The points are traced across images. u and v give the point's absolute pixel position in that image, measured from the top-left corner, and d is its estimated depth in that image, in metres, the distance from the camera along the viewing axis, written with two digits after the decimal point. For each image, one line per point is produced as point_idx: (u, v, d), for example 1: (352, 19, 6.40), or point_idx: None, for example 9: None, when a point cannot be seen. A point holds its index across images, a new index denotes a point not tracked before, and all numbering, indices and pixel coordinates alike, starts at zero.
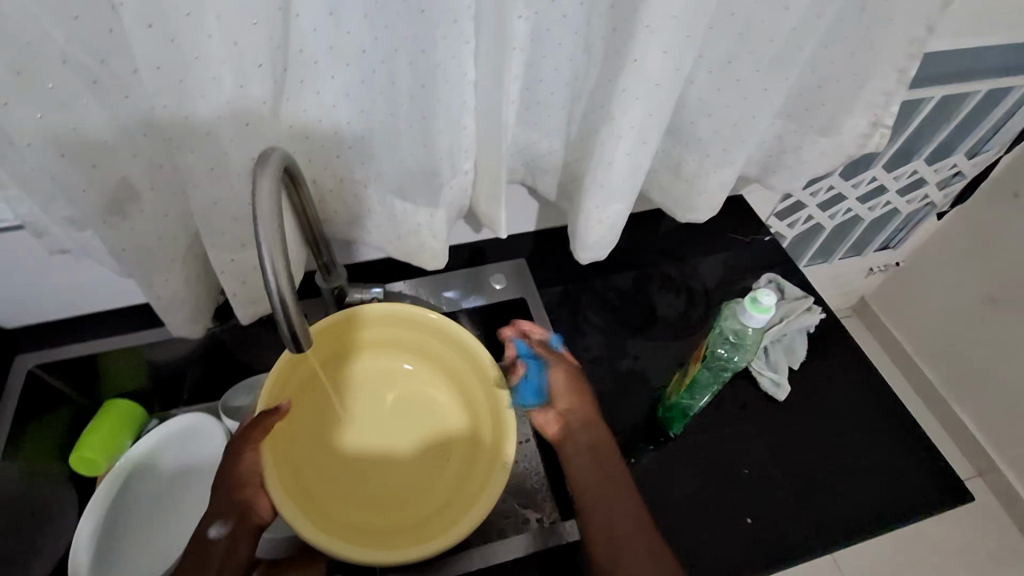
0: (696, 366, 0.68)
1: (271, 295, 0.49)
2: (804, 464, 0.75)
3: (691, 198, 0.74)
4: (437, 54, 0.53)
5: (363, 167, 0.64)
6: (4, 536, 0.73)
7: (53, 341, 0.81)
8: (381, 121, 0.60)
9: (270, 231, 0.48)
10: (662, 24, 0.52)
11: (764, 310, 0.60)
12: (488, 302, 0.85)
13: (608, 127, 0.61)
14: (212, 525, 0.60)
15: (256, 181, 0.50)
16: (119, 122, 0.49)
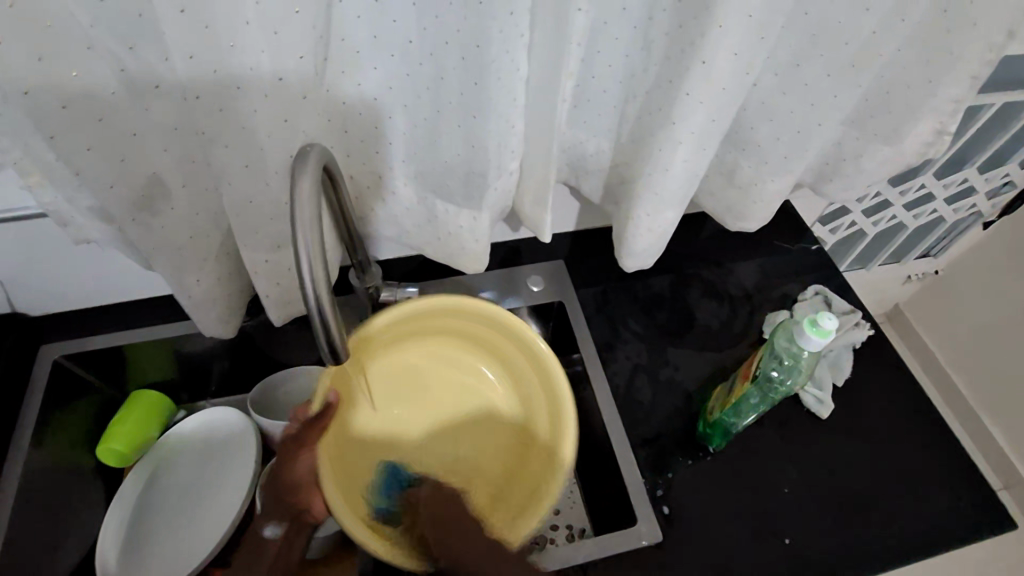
0: (744, 385, 0.64)
1: (310, 305, 0.47)
2: (846, 483, 0.70)
3: (748, 206, 0.70)
4: (491, 50, 0.48)
5: (405, 164, 0.61)
6: (29, 529, 0.72)
7: (84, 331, 0.81)
8: (426, 118, 0.56)
9: (309, 231, 0.45)
10: (736, 23, 0.48)
11: (824, 334, 0.56)
12: (524, 304, 0.83)
13: (667, 132, 0.57)
14: (267, 525, 0.61)
15: (295, 180, 0.47)
16: (150, 113, 0.46)
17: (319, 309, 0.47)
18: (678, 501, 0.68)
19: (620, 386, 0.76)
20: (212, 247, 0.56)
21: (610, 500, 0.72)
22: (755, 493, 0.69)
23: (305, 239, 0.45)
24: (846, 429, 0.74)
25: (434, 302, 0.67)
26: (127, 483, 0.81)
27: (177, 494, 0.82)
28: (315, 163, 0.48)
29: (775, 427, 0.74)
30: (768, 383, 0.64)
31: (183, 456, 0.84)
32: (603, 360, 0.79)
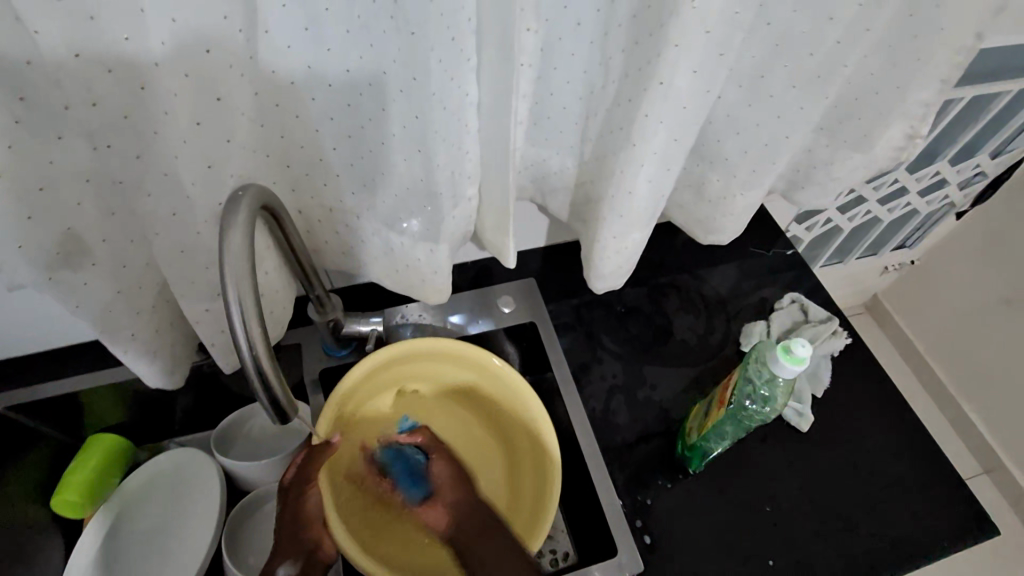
0: (719, 414, 0.62)
1: (246, 363, 0.43)
2: (832, 500, 0.69)
3: (718, 220, 0.68)
4: (431, 84, 0.46)
5: (355, 196, 0.57)
6: None
7: (36, 377, 0.79)
8: (372, 150, 0.53)
9: (241, 284, 0.42)
10: (693, 40, 0.46)
11: (797, 361, 0.54)
12: (497, 326, 0.79)
13: (627, 153, 0.54)
14: (281, 566, 0.52)
15: (224, 228, 0.43)
16: (60, 165, 0.41)
17: (256, 369, 0.44)
18: (659, 530, 0.66)
19: (596, 409, 0.74)
20: (146, 297, 0.52)
21: (590, 528, 0.70)
22: (739, 515, 0.67)
23: (241, 299, 0.42)
24: (826, 442, 0.73)
25: (375, 358, 0.66)
26: (85, 533, 0.76)
27: (143, 543, 0.78)
28: (247, 210, 0.45)
29: (756, 444, 0.72)
30: (745, 408, 0.61)
31: (149, 501, 0.81)
32: (579, 381, 0.76)
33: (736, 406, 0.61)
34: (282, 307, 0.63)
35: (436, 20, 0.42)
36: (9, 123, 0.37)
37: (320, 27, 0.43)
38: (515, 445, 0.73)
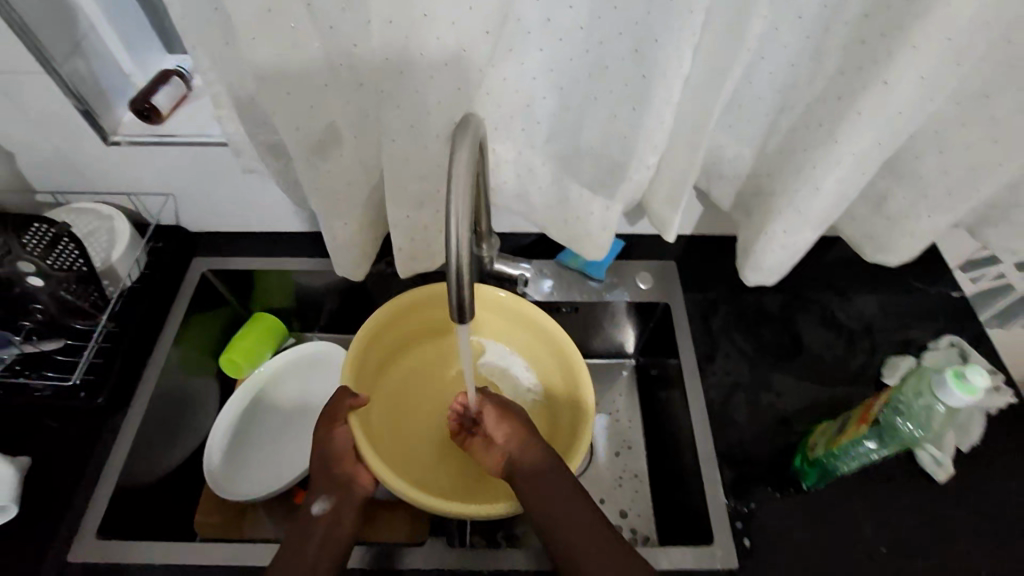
0: (862, 428, 0.63)
1: (451, 262, 0.50)
2: (955, 556, 0.64)
3: (894, 240, 0.66)
4: (665, 48, 0.49)
5: (545, 142, 0.62)
6: (166, 416, 0.82)
7: (227, 252, 0.90)
8: (575, 104, 0.58)
9: (463, 196, 0.48)
10: (934, 46, 0.46)
11: (970, 389, 0.56)
12: (631, 300, 0.83)
13: (828, 149, 0.54)
14: (315, 501, 0.60)
15: (454, 151, 0.50)
16: (332, 65, 0.51)
17: (458, 267, 0.50)
18: (759, 533, 0.66)
19: (714, 403, 0.74)
20: (362, 194, 0.61)
21: (685, 514, 0.73)
22: (845, 541, 0.65)
23: (458, 204, 0.48)
24: (959, 498, 0.68)
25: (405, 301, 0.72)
26: (237, 394, 0.88)
27: (281, 416, 0.90)
28: (474, 132, 0.51)
29: (876, 479, 0.69)
30: (890, 430, 0.63)
31: (285, 382, 0.92)
32: (701, 370, 0.77)
33: (882, 424, 0.63)
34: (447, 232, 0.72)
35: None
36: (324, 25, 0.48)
37: None
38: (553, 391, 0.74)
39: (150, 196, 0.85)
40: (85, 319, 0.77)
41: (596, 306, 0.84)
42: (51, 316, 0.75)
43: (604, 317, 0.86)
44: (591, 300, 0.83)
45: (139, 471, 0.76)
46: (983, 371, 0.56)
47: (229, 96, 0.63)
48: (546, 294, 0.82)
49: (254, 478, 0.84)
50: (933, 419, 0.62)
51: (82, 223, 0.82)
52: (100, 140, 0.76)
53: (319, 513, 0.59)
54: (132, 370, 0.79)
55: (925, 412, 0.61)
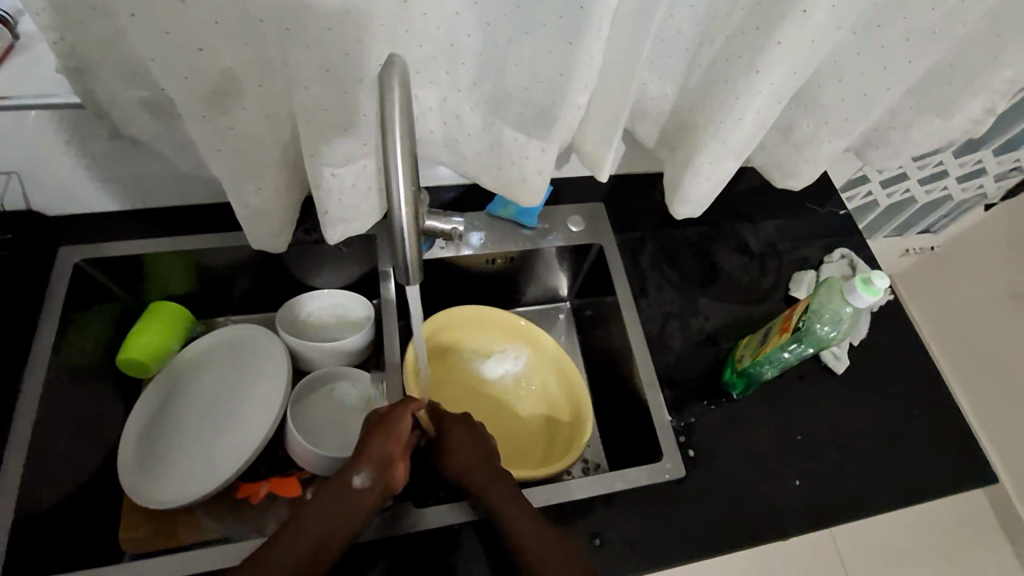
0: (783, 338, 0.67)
1: (397, 218, 0.46)
2: (855, 432, 0.74)
3: (796, 164, 0.72)
4: None
5: (474, 84, 0.58)
6: (65, 427, 0.72)
7: (104, 236, 0.77)
8: (503, 40, 0.54)
9: (404, 142, 0.44)
10: None
11: (873, 292, 0.61)
12: (565, 243, 0.83)
13: (746, 80, 0.57)
14: (358, 474, 0.60)
15: (383, 92, 0.44)
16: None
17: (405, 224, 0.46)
18: (701, 443, 0.71)
19: (651, 333, 0.79)
20: (278, 154, 0.54)
21: (634, 437, 0.78)
22: (770, 438, 0.72)
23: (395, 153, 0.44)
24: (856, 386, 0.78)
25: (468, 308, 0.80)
26: (145, 394, 0.79)
27: (199, 410, 0.80)
28: (403, 74, 0.45)
29: (791, 380, 0.76)
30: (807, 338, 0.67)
31: (200, 376, 0.82)
32: (638, 304, 0.81)
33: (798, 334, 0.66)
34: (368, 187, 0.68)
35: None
36: None
37: None
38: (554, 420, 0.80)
39: None
40: None
41: (535, 253, 0.84)
42: None
43: (542, 264, 0.86)
44: (529, 247, 0.83)
45: (40, 496, 0.67)
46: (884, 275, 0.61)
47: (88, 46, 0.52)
48: (477, 247, 0.81)
49: (175, 480, 0.75)
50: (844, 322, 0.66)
51: None
52: None
53: (354, 491, 0.60)
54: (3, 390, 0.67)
55: (835, 315, 0.65)
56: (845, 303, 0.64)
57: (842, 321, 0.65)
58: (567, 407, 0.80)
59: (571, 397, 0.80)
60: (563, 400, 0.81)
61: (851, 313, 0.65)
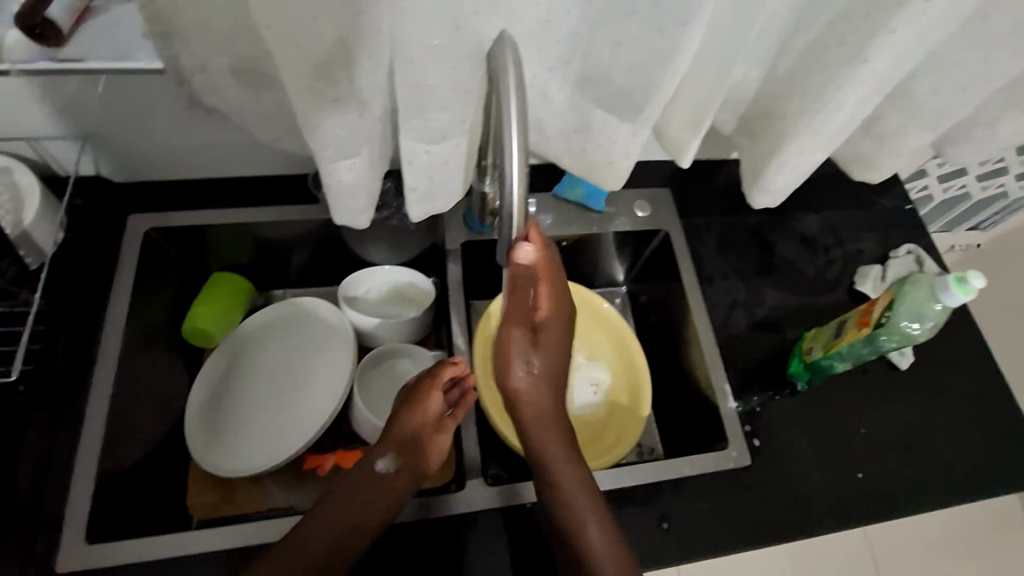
0: (864, 331, 0.67)
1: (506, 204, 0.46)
2: (919, 429, 0.74)
3: (879, 157, 0.72)
4: None
5: (569, 59, 0.57)
6: (137, 395, 0.73)
7: (173, 205, 0.77)
8: (602, 19, 0.52)
9: (516, 124, 0.44)
10: None
11: (968, 291, 0.61)
12: (633, 228, 0.83)
13: (851, 69, 0.55)
14: (381, 458, 0.62)
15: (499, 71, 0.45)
16: None
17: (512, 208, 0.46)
18: (765, 433, 0.72)
19: (716, 322, 0.78)
20: (375, 130, 0.54)
21: (693, 424, 0.78)
22: (834, 431, 0.73)
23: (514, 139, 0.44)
24: (920, 383, 0.77)
25: None
26: (208, 363, 0.80)
27: (261, 379, 0.81)
28: (511, 54, 0.45)
29: (855, 374, 0.77)
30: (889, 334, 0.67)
31: (262, 346, 0.83)
32: (703, 292, 0.80)
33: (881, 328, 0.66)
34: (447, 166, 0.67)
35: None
36: None
37: None
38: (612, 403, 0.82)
39: (63, 140, 0.69)
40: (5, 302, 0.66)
41: (601, 236, 0.83)
42: None
43: (604, 248, 0.86)
44: (597, 230, 0.82)
45: (121, 459, 0.69)
46: (981, 274, 0.61)
47: (191, 13, 0.52)
48: (547, 226, 0.81)
49: (239, 445, 0.76)
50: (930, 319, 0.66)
51: None
52: None
53: (378, 474, 0.61)
54: (81, 355, 0.69)
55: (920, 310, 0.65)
56: (933, 299, 0.64)
57: (928, 317, 0.65)
58: (624, 389, 0.82)
59: (632, 381, 0.82)
60: (623, 384, 0.83)
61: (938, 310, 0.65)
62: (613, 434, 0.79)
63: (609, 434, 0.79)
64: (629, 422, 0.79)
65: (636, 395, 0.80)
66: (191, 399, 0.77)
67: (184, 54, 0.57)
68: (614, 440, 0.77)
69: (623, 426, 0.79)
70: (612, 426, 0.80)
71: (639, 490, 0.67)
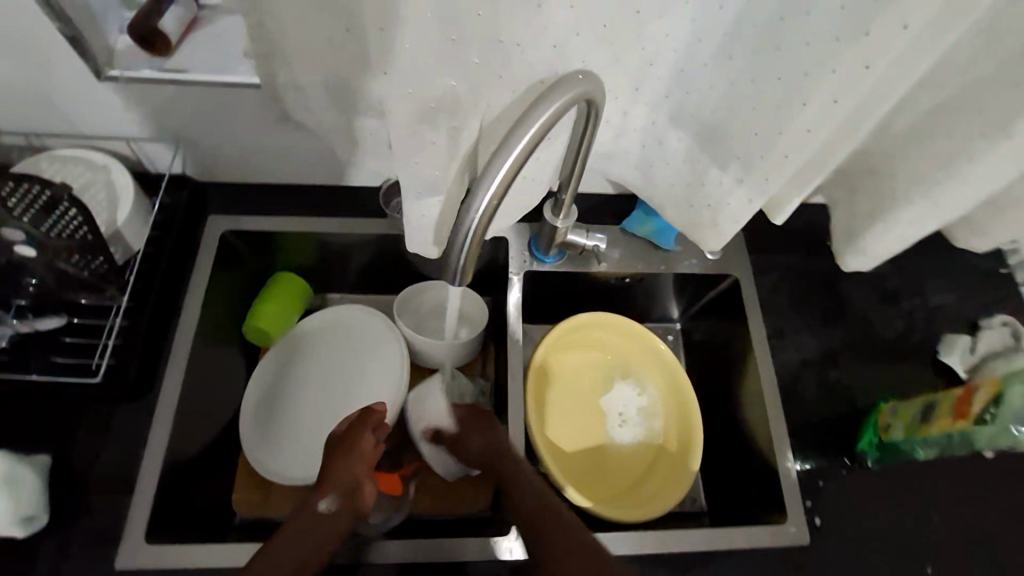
0: (953, 425, 0.63)
1: (466, 219, 0.47)
2: (1002, 526, 0.69)
3: (988, 224, 0.68)
4: (861, 41, 0.44)
5: (690, 119, 0.60)
6: (204, 394, 0.75)
7: (250, 208, 0.79)
8: (729, 85, 0.55)
9: (513, 153, 0.45)
10: None
11: None
12: (700, 272, 0.80)
13: (988, 144, 0.53)
14: (323, 499, 0.60)
15: (544, 102, 0.47)
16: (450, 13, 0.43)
17: (472, 224, 0.47)
18: (829, 511, 0.69)
19: (784, 381, 0.75)
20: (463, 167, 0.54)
21: (747, 486, 0.76)
22: (906, 517, 0.69)
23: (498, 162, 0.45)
24: (1007, 474, 0.72)
25: (596, 316, 0.82)
26: (266, 364, 0.81)
27: (312, 386, 0.82)
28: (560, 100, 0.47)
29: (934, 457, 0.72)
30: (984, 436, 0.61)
31: (308, 355, 0.83)
32: (771, 346, 0.77)
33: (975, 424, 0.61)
34: (528, 196, 0.64)
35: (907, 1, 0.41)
36: None
37: None
38: (660, 451, 0.80)
39: (157, 142, 0.71)
40: (90, 293, 0.66)
41: (664, 277, 0.81)
42: (47, 288, 0.64)
43: (667, 288, 0.83)
44: (662, 271, 0.80)
45: (182, 452, 0.70)
46: None
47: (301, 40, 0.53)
48: (611, 262, 0.79)
49: (286, 447, 0.77)
50: None
51: (68, 173, 0.68)
52: (92, 75, 0.62)
53: (321, 515, 0.58)
54: (155, 353, 0.70)
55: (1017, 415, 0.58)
56: None
57: None
58: (676, 435, 0.80)
59: (685, 423, 0.80)
60: (672, 424, 0.81)
61: None
62: (657, 485, 0.77)
63: (653, 483, 0.77)
64: (677, 476, 0.76)
65: (687, 449, 0.78)
66: (246, 394, 0.79)
67: (289, 72, 0.58)
68: (655, 491, 0.76)
69: (670, 479, 0.77)
70: (657, 474, 0.78)
71: (691, 555, 0.66)
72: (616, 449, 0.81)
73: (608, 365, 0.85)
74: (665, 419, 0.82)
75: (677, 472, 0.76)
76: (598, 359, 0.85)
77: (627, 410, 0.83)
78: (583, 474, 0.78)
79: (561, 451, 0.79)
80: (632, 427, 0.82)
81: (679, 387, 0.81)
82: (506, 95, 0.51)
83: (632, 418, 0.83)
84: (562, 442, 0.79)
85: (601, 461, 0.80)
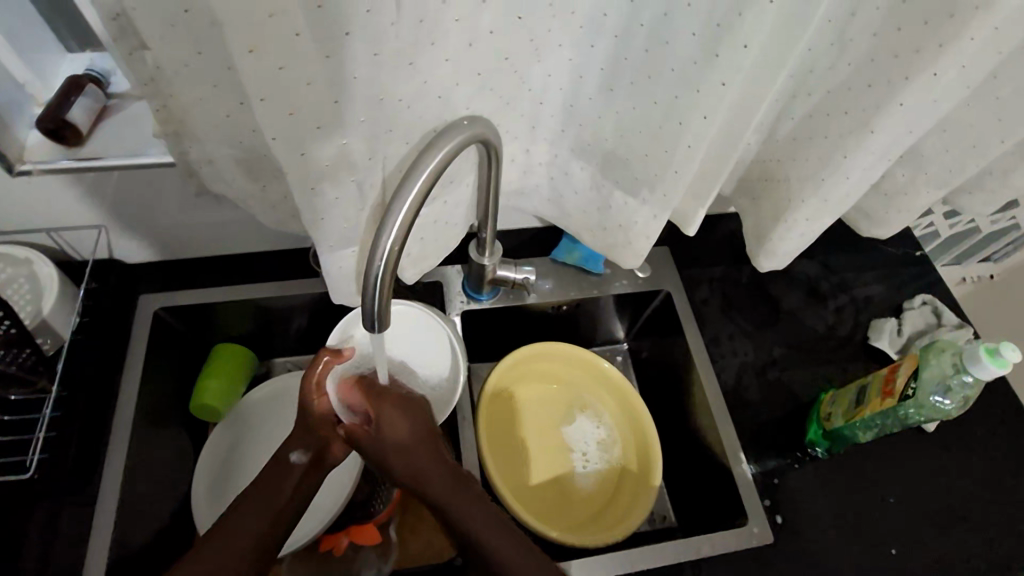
0: (886, 402, 0.66)
1: (374, 270, 0.47)
2: (951, 497, 0.71)
3: (886, 213, 0.73)
4: (718, 61, 0.49)
5: (590, 147, 0.64)
6: (153, 477, 0.73)
7: (182, 284, 0.79)
8: (618, 112, 0.59)
9: (412, 199, 0.47)
10: (965, 48, 0.49)
11: (1002, 364, 0.59)
12: (633, 290, 0.82)
13: (860, 139, 0.58)
14: (292, 451, 0.62)
15: (438, 149, 0.49)
16: (334, 79, 0.45)
17: (381, 275, 0.47)
18: (787, 507, 0.70)
19: (727, 385, 0.77)
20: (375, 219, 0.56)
21: (708, 496, 0.76)
22: (860, 503, 0.71)
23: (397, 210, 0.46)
24: (948, 445, 0.75)
25: (542, 347, 0.82)
26: (213, 438, 0.79)
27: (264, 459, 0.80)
28: (452, 146, 0.49)
29: (878, 440, 0.74)
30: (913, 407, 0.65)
31: (258, 431, 0.81)
32: (709, 353, 0.79)
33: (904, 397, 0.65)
34: (447, 239, 0.67)
35: (743, 25, 0.46)
36: (293, 36, 0.40)
37: (609, 13, 0.52)
38: (620, 474, 0.80)
39: (74, 230, 0.71)
40: (20, 389, 0.66)
41: (600, 299, 0.83)
42: None
43: (606, 310, 0.85)
44: (597, 294, 0.82)
45: (131, 540, 0.68)
46: (1015, 347, 0.59)
47: (201, 117, 0.55)
48: (545, 292, 0.81)
49: None
50: (967, 390, 0.63)
51: None
52: (5, 171, 0.62)
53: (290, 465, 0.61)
54: (96, 439, 0.69)
55: (942, 379, 0.63)
56: (961, 370, 0.62)
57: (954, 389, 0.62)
58: (633, 456, 0.80)
59: (642, 448, 0.79)
60: (630, 451, 0.81)
61: (973, 381, 0.62)
62: (619, 509, 0.76)
63: (615, 508, 0.77)
64: (636, 499, 0.76)
65: (646, 469, 0.77)
66: (196, 476, 0.77)
67: (198, 148, 0.60)
68: (617, 516, 0.75)
69: (630, 501, 0.76)
70: (620, 499, 0.78)
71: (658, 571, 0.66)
72: (578, 478, 0.80)
73: (561, 393, 0.85)
74: (622, 442, 0.82)
75: (636, 494, 0.76)
76: (551, 386, 0.86)
77: (585, 437, 0.83)
78: (546, 505, 0.78)
79: (521, 484, 0.78)
80: (591, 454, 0.82)
81: (630, 407, 0.81)
82: (401, 148, 0.54)
83: (590, 444, 0.83)
84: (523, 474, 0.79)
85: (563, 491, 0.79)
